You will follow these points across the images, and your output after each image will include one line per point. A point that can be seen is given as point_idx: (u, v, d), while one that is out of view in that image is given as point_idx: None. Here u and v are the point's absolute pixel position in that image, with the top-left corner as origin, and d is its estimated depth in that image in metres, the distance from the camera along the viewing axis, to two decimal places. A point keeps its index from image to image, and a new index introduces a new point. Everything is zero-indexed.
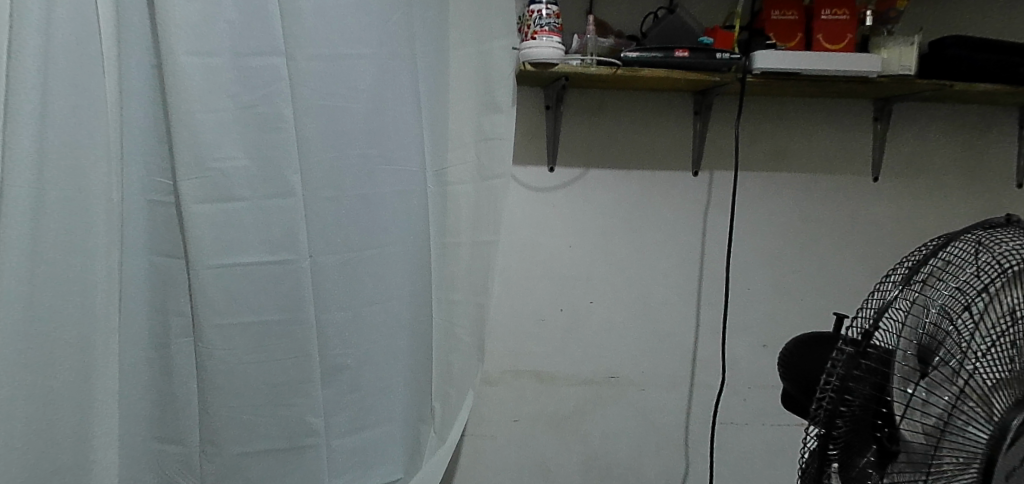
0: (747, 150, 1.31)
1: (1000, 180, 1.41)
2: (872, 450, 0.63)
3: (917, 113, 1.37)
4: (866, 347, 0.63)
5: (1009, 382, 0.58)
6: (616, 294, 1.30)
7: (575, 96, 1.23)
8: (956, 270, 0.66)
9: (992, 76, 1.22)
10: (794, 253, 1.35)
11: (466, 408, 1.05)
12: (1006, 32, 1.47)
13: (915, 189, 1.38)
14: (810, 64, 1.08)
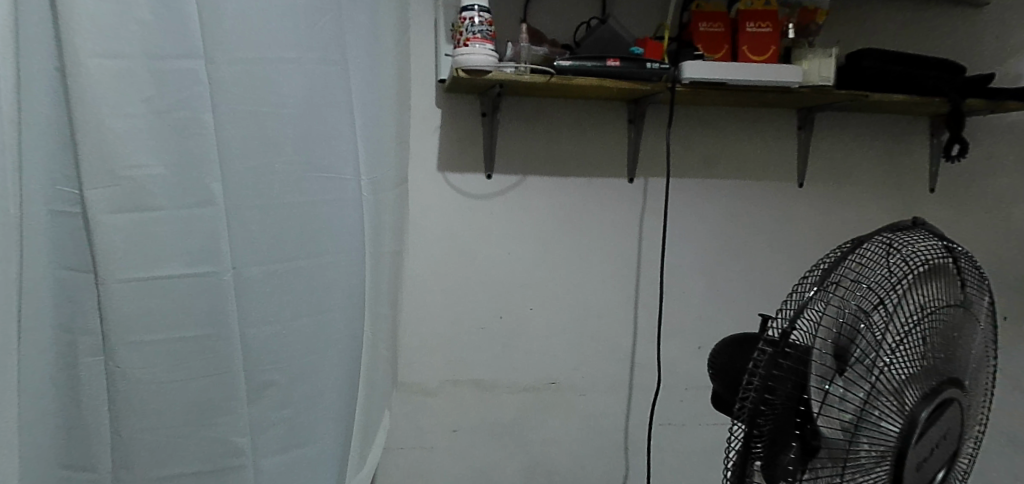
0: (678, 157, 1.34)
1: (910, 185, 1.50)
2: (795, 447, 0.64)
3: (836, 123, 1.44)
4: (786, 347, 0.63)
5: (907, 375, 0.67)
6: (554, 299, 1.30)
7: (512, 104, 1.24)
8: (869, 268, 0.69)
9: (903, 87, 1.30)
10: (726, 257, 1.39)
11: (386, 416, 1.11)
12: (912, 45, 1.57)
13: (836, 194, 1.45)
14: (734, 75, 1.12)
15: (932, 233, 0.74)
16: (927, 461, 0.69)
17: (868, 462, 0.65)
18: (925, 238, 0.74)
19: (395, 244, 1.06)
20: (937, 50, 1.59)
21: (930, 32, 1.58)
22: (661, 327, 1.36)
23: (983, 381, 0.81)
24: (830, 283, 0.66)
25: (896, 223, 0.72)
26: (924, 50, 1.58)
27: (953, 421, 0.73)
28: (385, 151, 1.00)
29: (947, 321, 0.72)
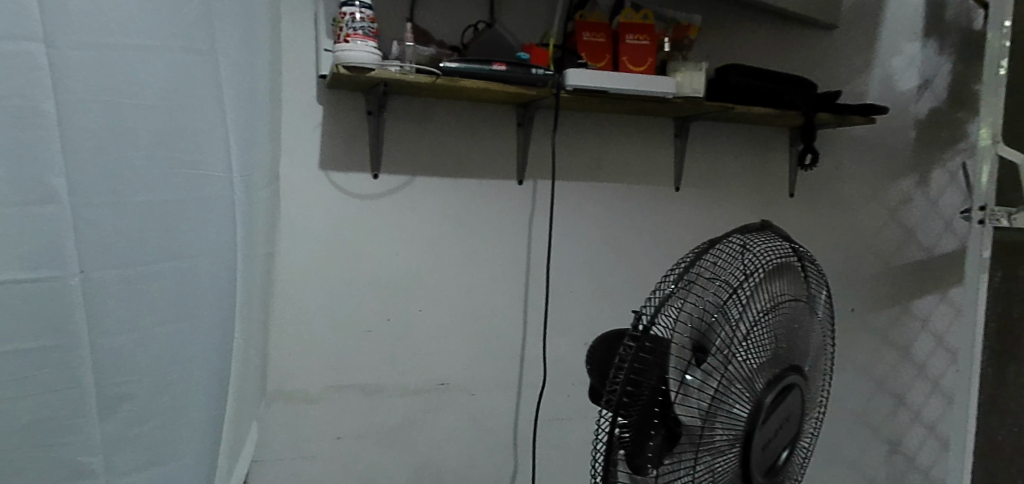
0: (564, 160, 1.38)
1: (768, 189, 1.64)
2: (655, 435, 0.68)
3: (708, 132, 1.54)
4: (648, 341, 0.67)
5: (750, 362, 0.74)
6: (442, 301, 1.30)
7: (398, 104, 1.22)
8: (719, 265, 0.75)
9: (764, 101, 1.42)
10: (609, 256, 1.45)
11: (252, 430, 1.06)
12: (772, 62, 1.71)
13: (708, 198, 1.55)
14: (615, 84, 1.17)
15: (774, 234, 0.82)
16: (772, 443, 0.77)
17: (718, 446, 0.71)
18: (768, 239, 0.82)
19: (264, 247, 1.02)
20: (792, 67, 1.74)
21: (787, 50, 1.73)
22: (547, 326, 1.39)
23: (824, 368, 0.91)
24: (687, 279, 0.71)
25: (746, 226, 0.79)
26: (782, 66, 1.73)
27: (796, 405, 0.81)
28: (256, 149, 0.96)
29: (788, 314, 0.81)
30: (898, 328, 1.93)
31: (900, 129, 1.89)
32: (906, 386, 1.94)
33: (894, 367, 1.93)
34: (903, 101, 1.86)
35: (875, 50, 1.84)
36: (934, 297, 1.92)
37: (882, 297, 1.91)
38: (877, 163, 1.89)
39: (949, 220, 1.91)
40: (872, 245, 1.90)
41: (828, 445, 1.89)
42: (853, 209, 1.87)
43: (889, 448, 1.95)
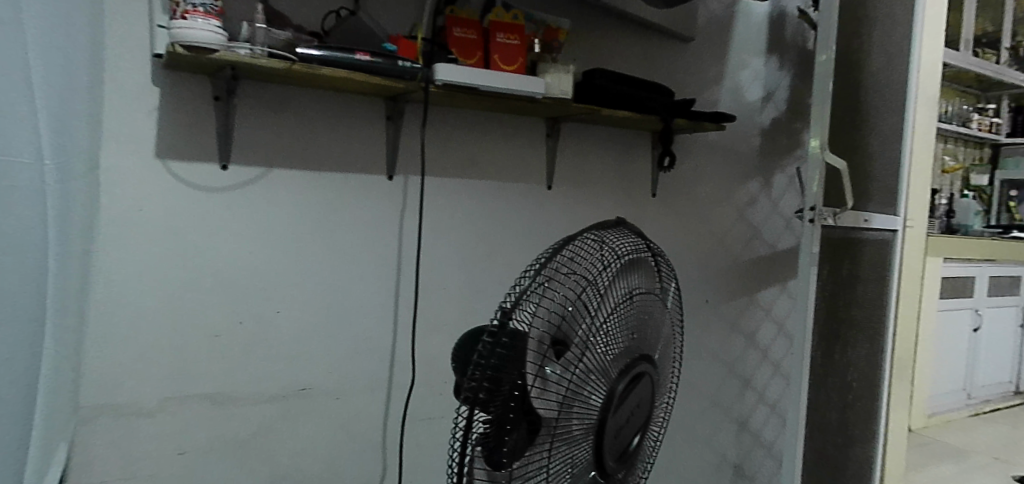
0: (435, 156, 1.35)
1: (633, 188, 1.73)
2: (514, 428, 0.69)
3: (575, 132, 1.60)
4: (510, 335, 0.67)
5: (597, 349, 0.80)
6: (303, 301, 1.23)
7: (253, 91, 1.14)
8: (572, 260, 0.79)
9: (628, 105, 1.49)
10: (482, 253, 1.44)
11: (62, 449, 0.94)
12: (635, 69, 1.79)
13: (576, 194, 1.60)
14: (485, 81, 1.17)
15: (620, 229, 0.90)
16: (618, 426, 0.82)
17: (568, 434, 0.75)
18: (611, 236, 0.88)
19: (81, 244, 0.91)
20: (654, 75, 1.83)
21: (649, 58, 1.82)
22: (414, 324, 1.36)
23: (668, 355, 0.99)
24: (545, 274, 0.73)
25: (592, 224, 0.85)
26: (646, 72, 1.81)
27: (641, 388, 0.87)
28: (70, 132, 0.85)
29: (626, 309, 0.88)
30: (744, 317, 2.13)
31: (747, 137, 2.07)
32: (753, 371, 2.17)
33: (744, 352, 2.14)
34: (751, 111, 2.06)
35: (725, 63, 1.99)
36: (774, 288, 2.19)
37: (729, 290, 2.08)
38: (727, 167, 2.04)
39: (783, 218, 2.20)
40: (723, 242, 2.05)
41: (685, 429, 2.02)
42: (708, 210, 2.01)
43: (739, 426, 2.16)
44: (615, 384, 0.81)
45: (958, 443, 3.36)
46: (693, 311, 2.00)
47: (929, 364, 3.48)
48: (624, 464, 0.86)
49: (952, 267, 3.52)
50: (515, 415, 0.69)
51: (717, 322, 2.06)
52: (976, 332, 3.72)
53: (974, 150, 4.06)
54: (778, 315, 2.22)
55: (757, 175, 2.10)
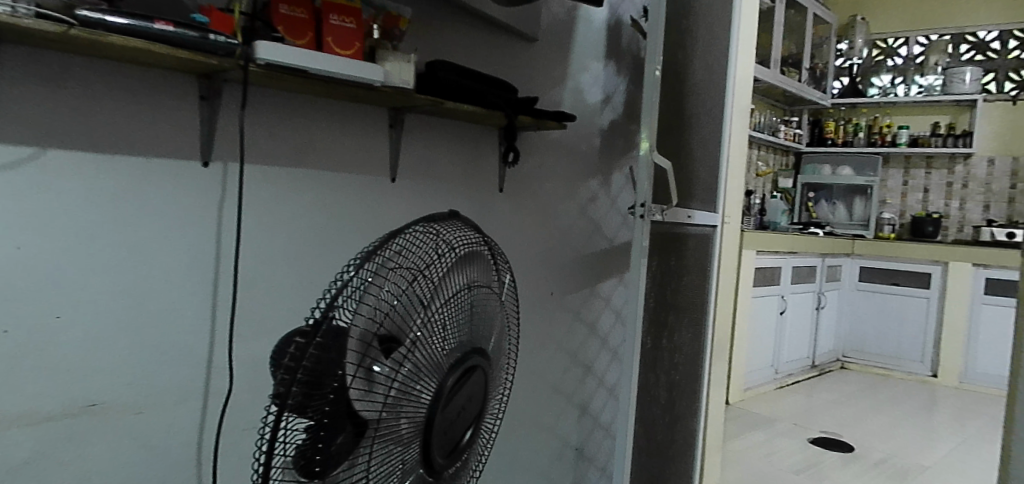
0: (261, 143, 1.25)
1: (479, 183, 1.78)
2: (331, 430, 0.65)
3: (420, 124, 1.58)
4: (324, 331, 0.64)
5: (426, 345, 0.78)
6: (94, 304, 1.08)
7: (27, 57, 0.98)
8: (400, 253, 0.77)
9: (472, 100, 1.52)
10: (318, 248, 1.37)
11: None
12: (485, 64, 1.80)
13: (423, 188, 1.59)
14: (315, 63, 1.09)
15: (455, 222, 0.90)
16: (448, 421, 0.81)
17: (394, 434, 0.72)
18: (444, 229, 0.87)
19: None
20: (500, 71, 1.85)
21: (497, 54, 1.83)
22: (248, 325, 1.26)
23: (504, 347, 1.01)
24: (369, 268, 0.71)
25: (421, 217, 0.83)
26: (492, 69, 1.82)
27: (473, 382, 0.87)
28: None
29: (459, 303, 0.87)
30: (583, 308, 2.23)
31: (588, 136, 2.18)
32: (589, 357, 2.30)
33: (582, 341, 2.26)
34: (591, 113, 2.18)
35: (565, 65, 2.06)
36: (610, 280, 2.35)
37: (571, 283, 2.18)
38: (570, 165, 2.12)
39: (618, 214, 2.36)
40: (566, 236, 2.14)
41: (529, 419, 2.06)
42: (553, 206, 2.07)
43: (580, 411, 2.29)
44: (445, 379, 0.79)
45: (766, 413, 3.97)
46: (540, 303, 2.05)
47: (746, 344, 4.05)
48: (454, 460, 0.85)
49: (766, 259, 4.19)
50: (332, 418, 0.65)
51: (561, 313, 2.15)
52: (782, 314, 4.42)
53: (780, 156, 5.45)
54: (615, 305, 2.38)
55: (597, 174, 2.23)
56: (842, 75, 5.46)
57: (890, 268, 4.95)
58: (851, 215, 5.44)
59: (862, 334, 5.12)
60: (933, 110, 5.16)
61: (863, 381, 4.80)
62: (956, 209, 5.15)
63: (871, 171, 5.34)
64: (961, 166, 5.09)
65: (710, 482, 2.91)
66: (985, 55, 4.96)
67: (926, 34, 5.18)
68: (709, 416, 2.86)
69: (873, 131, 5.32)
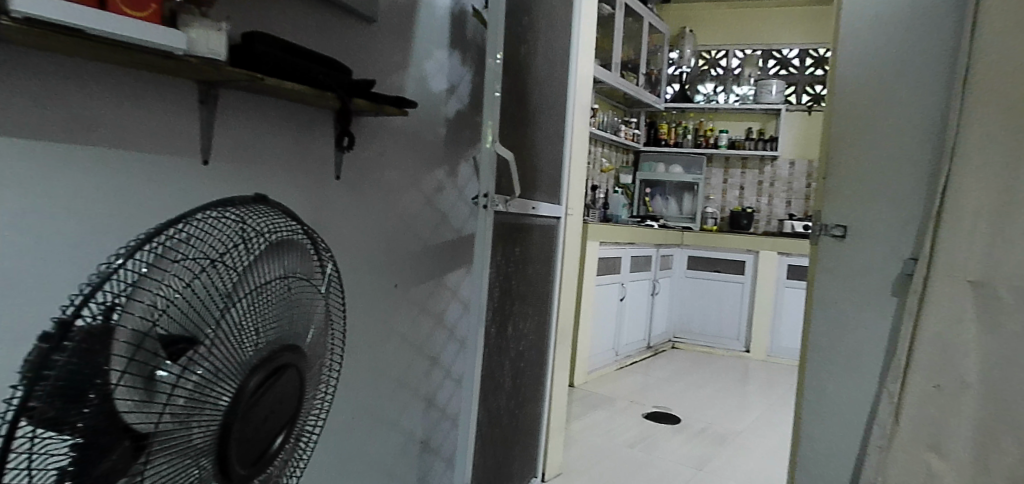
0: (28, 115, 1.07)
1: (314, 169, 1.68)
2: (93, 442, 0.61)
3: (242, 103, 1.45)
4: (67, 335, 0.59)
5: (225, 343, 0.73)
6: None
7: None
8: (184, 242, 0.72)
9: (297, 77, 1.41)
10: (112, 239, 1.21)
11: None
12: (324, 45, 1.70)
13: (253, 174, 1.48)
14: (95, 20, 0.96)
15: (267, 207, 0.84)
16: (258, 425, 0.76)
17: (187, 441, 0.68)
18: (252, 213, 0.82)
19: None
20: (337, 54, 1.75)
21: (334, 36, 1.73)
22: (22, 330, 1.08)
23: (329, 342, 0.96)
24: (135, 259, 0.66)
25: (221, 199, 0.78)
26: (328, 50, 1.72)
27: (290, 381, 0.82)
28: None
29: (272, 294, 0.82)
30: (428, 299, 2.21)
31: (433, 125, 2.16)
32: (434, 349, 2.27)
33: (428, 333, 2.23)
34: (436, 101, 2.16)
35: (407, 51, 2.00)
36: (456, 271, 2.35)
37: (418, 274, 2.14)
38: (416, 153, 2.08)
39: (464, 203, 2.37)
40: (409, 227, 2.08)
41: (372, 416, 1.99)
42: (396, 195, 2.01)
43: (425, 404, 2.27)
44: (249, 380, 0.74)
45: (605, 393, 4.19)
46: (384, 297, 1.99)
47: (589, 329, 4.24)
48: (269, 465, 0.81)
49: (609, 250, 4.43)
50: (91, 430, 0.61)
51: (409, 305, 2.11)
52: (621, 300, 4.70)
53: (622, 155, 5.78)
54: (460, 296, 2.40)
55: (441, 164, 2.21)
56: (673, 80, 5.87)
57: (713, 257, 5.43)
58: (680, 208, 5.94)
59: (689, 316, 5.59)
60: (746, 116, 5.75)
61: (690, 359, 5.23)
62: (765, 205, 5.79)
63: (698, 170, 5.83)
64: (769, 166, 5.74)
65: (554, 463, 3.03)
66: (788, 70, 5.61)
67: (741, 49, 5.75)
68: (552, 401, 2.97)
69: (698, 134, 5.79)
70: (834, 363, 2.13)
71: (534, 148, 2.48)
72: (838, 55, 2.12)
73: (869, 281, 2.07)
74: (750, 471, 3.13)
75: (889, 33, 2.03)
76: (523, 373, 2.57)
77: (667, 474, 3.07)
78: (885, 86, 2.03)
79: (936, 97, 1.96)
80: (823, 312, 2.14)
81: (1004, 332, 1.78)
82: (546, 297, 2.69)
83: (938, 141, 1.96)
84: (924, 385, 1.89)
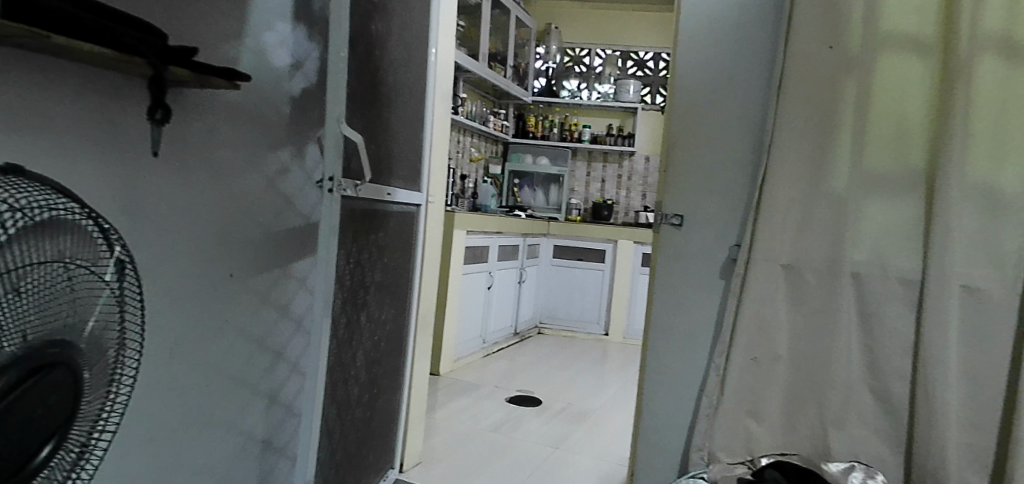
0: None
1: (122, 144, 1.49)
2: None
3: (22, 62, 1.29)
4: None
5: None
6: None
7: None
8: None
9: (97, 37, 1.25)
10: None
11: None
12: (139, 8, 1.53)
13: (31, 142, 1.30)
14: None
15: (30, 186, 1.04)
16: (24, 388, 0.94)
17: None
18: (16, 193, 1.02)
19: None
20: (159, 20, 1.58)
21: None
22: None
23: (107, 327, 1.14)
24: None
25: None
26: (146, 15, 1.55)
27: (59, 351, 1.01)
28: None
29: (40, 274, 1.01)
30: (273, 291, 2.06)
31: (276, 104, 2.01)
32: (280, 343, 2.14)
33: (273, 326, 2.09)
34: (279, 78, 2.01)
35: (245, 23, 1.85)
36: (305, 259, 2.20)
37: (257, 261, 1.98)
38: (254, 131, 1.92)
39: (313, 187, 2.22)
40: (248, 212, 1.93)
41: (202, 415, 1.83)
42: (230, 177, 1.84)
43: (269, 401, 2.12)
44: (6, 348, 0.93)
45: (471, 380, 4.19)
46: (217, 287, 1.83)
47: (456, 318, 4.24)
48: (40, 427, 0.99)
49: (477, 238, 4.42)
50: None
51: (246, 296, 1.95)
52: (489, 289, 4.71)
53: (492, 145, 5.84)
54: (310, 286, 2.26)
55: (286, 145, 2.06)
56: (540, 75, 5.98)
57: (577, 245, 5.61)
58: (547, 200, 6.04)
59: (554, 302, 5.75)
60: (606, 113, 6.02)
61: (555, 344, 5.39)
62: (623, 198, 6.10)
63: (564, 162, 6.02)
64: (627, 161, 6.04)
65: (415, 454, 2.98)
66: (643, 71, 5.93)
67: (602, 48, 5.97)
68: (411, 391, 2.91)
69: (564, 128, 5.98)
70: (673, 342, 2.24)
71: (388, 132, 2.39)
72: (677, 58, 2.23)
73: (700, 267, 2.21)
74: (606, 447, 3.28)
75: (721, 39, 2.17)
76: (377, 364, 2.48)
77: (525, 454, 3.14)
78: (717, 90, 2.17)
79: (758, 102, 2.12)
80: (667, 295, 2.25)
81: (806, 306, 1.99)
82: (400, 286, 2.63)
83: (759, 142, 2.12)
84: (745, 358, 2.05)
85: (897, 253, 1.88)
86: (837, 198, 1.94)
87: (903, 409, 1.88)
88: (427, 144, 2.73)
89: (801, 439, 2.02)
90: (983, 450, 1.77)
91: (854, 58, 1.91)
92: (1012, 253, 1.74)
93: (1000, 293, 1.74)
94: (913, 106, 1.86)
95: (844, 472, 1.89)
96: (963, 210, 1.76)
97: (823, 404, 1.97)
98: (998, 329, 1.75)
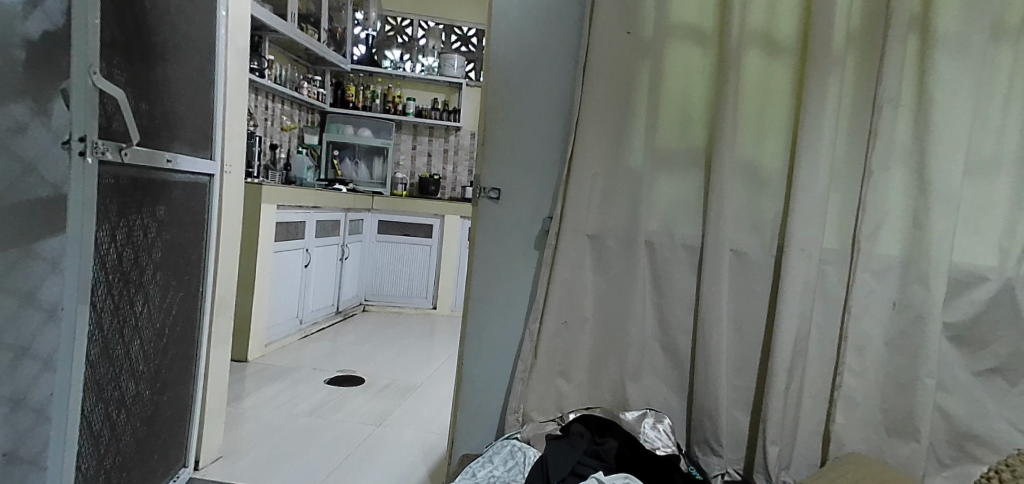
0: None
1: None
2: None
3: None
4: None
5: None
6: None
7: None
8: None
9: None
10: None
11: None
12: None
13: None
14: None
15: None
16: None
17: None
18: None
19: None
20: None
21: None
22: None
23: None
24: None
25: None
26: None
27: None
28: None
29: None
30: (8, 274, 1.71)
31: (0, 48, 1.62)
32: (27, 339, 1.79)
33: (11, 318, 1.74)
34: (5, 17, 1.62)
35: None
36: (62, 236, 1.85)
37: None
38: None
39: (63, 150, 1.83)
40: None
41: None
42: None
43: (12, 406, 1.77)
44: None
45: (287, 364, 3.92)
46: None
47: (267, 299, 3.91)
48: None
49: (292, 214, 4.13)
50: None
51: None
52: (306, 267, 4.43)
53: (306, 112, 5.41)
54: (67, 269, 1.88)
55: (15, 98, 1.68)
56: (359, 42, 5.65)
57: (400, 220, 5.46)
58: (370, 173, 5.81)
59: (379, 279, 5.58)
60: (430, 87, 5.89)
61: (380, 321, 5.24)
62: (450, 172, 6.06)
63: (388, 135, 5.78)
64: (453, 136, 6.01)
65: (216, 449, 2.71)
66: (467, 47, 5.89)
67: (425, 19, 5.80)
68: (208, 382, 2.61)
69: (386, 99, 5.72)
70: (488, 313, 2.22)
71: (165, 95, 2.07)
72: (491, 35, 2.14)
73: (514, 235, 2.19)
74: (434, 420, 3.26)
75: (530, 17, 2.12)
76: (160, 358, 2.18)
77: (345, 435, 3.00)
78: (528, 70, 2.13)
79: (566, 74, 2.12)
80: (483, 268, 2.21)
81: (609, 272, 2.07)
82: (189, 268, 2.32)
83: (568, 115, 2.14)
84: (555, 322, 2.07)
85: (681, 221, 2.04)
86: (634, 174, 2.04)
87: (687, 360, 2.06)
88: (219, 108, 2.41)
89: (603, 394, 2.12)
90: (747, 389, 2.02)
91: (648, 44, 2.00)
92: (769, 221, 1.97)
93: (761, 255, 1.98)
94: (695, 86, 2.01)
95: (637, 419, 2.01)
96: (733, 185, 1.95)
97: (622, 361, 2.08)
98: (759, 284, 1.99)
